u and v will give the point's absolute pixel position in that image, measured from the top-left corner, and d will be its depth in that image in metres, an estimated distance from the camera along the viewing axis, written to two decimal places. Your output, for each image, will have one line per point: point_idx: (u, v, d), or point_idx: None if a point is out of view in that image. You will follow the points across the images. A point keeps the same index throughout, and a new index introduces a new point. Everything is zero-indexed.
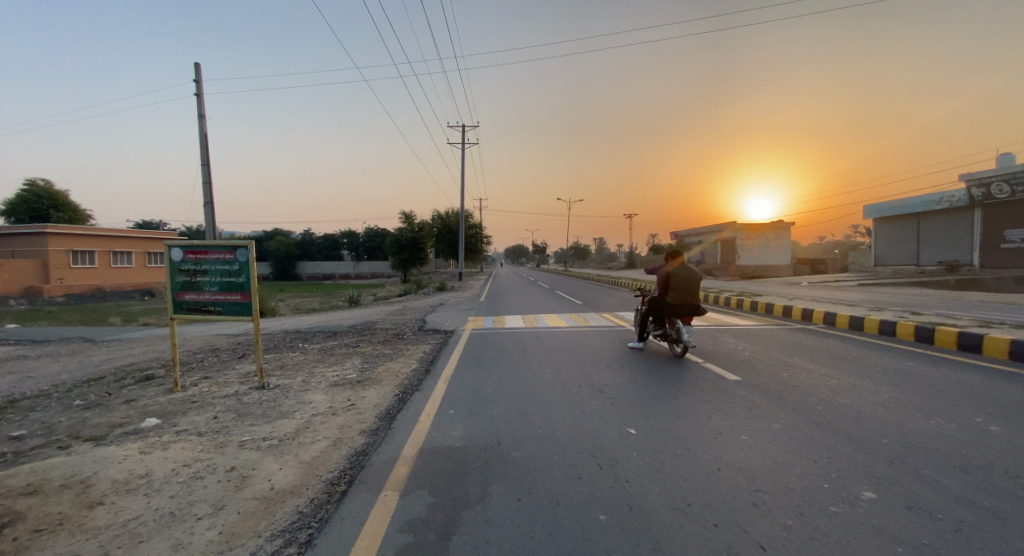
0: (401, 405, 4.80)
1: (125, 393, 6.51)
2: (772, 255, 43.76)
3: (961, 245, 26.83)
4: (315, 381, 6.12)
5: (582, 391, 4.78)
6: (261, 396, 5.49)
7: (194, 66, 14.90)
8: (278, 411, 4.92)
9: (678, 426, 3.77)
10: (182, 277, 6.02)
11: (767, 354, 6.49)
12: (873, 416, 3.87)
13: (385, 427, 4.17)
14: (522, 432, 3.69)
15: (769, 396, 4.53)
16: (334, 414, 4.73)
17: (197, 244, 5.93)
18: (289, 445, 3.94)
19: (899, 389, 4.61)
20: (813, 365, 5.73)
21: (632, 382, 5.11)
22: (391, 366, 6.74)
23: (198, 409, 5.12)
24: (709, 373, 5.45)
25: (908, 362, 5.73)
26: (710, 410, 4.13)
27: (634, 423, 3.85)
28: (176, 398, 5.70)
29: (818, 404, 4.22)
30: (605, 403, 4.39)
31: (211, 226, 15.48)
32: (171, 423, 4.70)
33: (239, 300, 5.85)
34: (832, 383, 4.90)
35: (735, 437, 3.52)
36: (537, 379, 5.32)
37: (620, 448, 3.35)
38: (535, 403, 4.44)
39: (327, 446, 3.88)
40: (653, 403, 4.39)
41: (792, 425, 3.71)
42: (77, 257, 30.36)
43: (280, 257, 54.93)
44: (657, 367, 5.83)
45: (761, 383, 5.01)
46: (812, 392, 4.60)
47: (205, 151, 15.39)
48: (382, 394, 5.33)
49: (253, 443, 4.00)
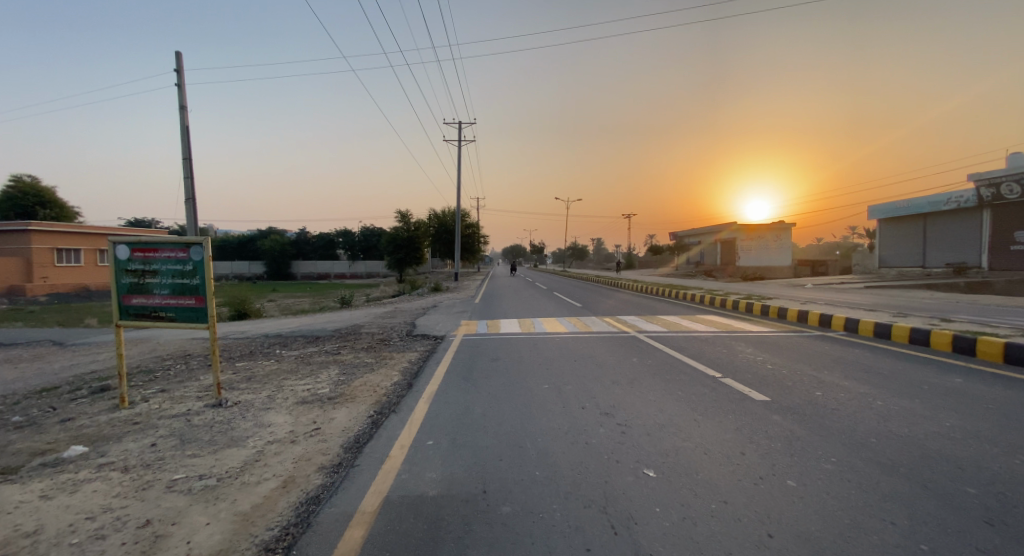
0: (373, 430, 4.08)
1: (68, 410, 5.71)
2: (771, 256, 43.25)
3: (969, 247, 26.19)
4: (282, 397, 5.38)
5: (585, 415, 4.10)
6: (214, 417, 4.74)
7: (174, 55, 14.16)
8: (229, 437, 4.18)
9: (705, 467, 3.04)
10: (129, 279, 5.26)
11: (794, 367, 5.76)
12: (942, 454, 3.18)
13: (348, 463, 3.43)
14: (513, 475, 2.97)
15: (807, 422, 3.82)
16: (293, 441, 4.01)
17: (146, 241, 5.20)
18: (227, 487, 3.19)
19: (961, 415, 3.89)
20: (849, 382, 5.00)
21: (645, 403, 4.41)
22: (369, 379, 6.01)
23: (136, 434, 4.37)
24: (731, 392, 4.72)
25: (955, 379, 5.02)
26: (743, 443, 3.43)
27: (652, 462, 3.12)
28: (118, 418, 4.93)
29: (871, 436, 3.51)
30: (614, 431, 3.70)
31: (192, 222, 14.69)
32: (97, 453, 3.95)
33: (193, 305, 5.13)
34: (876, 405, 4.21)
35: (780, 482, 2.82)
36: (534, 399, 4.62)
37: (637, 499, 2.65)
38: (532, 431, 3.75)
39: (278, 487, 3.17)
40: (672, 431, 3.68)
41: (849, 467, 3.01)
42: (61, 256, 29.48)
43: (274, 256, 53.60)
44: (670, 383, 5.11)
45: (795, 405, 4.28)
46: (857, 418, 3.90)
47: (186, 144, 14.63)
48: (354, 415, 4.60)
49: (185, 484, 3.26)
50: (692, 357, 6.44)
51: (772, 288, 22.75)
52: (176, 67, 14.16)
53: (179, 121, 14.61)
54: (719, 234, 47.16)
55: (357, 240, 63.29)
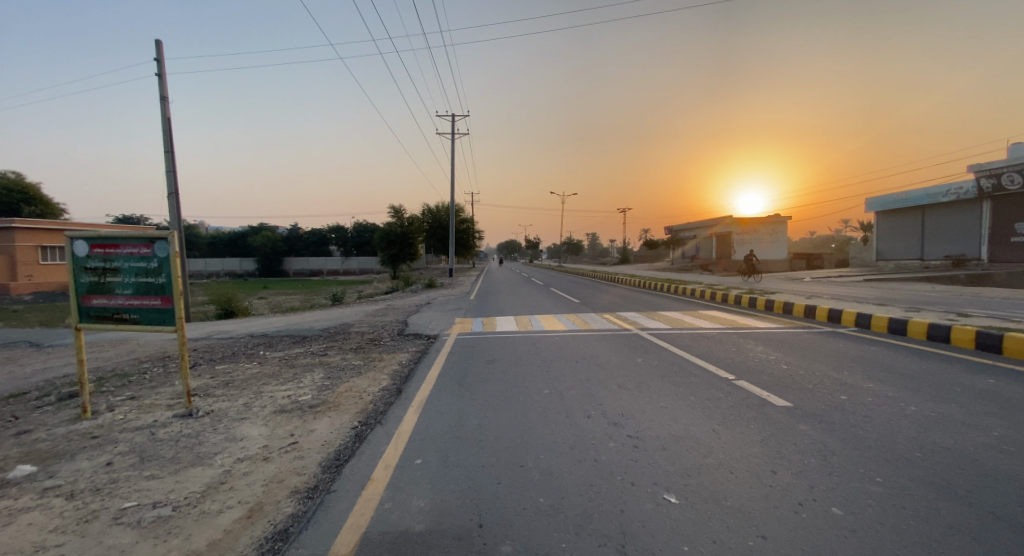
0: (355, 445, 3.66)
1: (27, 420, 5.23)
2: (766, 250, 43.08)
3: (968, 239, 26.00)
4: (259, 406, 4.94)
5: (591, 425, 3.71)
6: (183, 429, 4.30)
7: (154, 43, 13.54)
8: (195, 453, 3.75)
9: (734, 491, 2.64)
10: (89, 278, 4.80)
11: (810, 367, 5.39)
12: (1002, 471, 2.80)
13: (325, 487, 3.00)
14: (513, 504, 2.57)
15: (840, 433, 3.43)
16: (266, 458, 3.58)
17: (106, 235, 4.72)
18: (183, 519, 2.76)
19: (1007, 423, 3.52)
20: (873, 384, 4.64)
21: (656, 410, 4.02)
22: (355, 384, 5.56)
23: (92, 451, 3.92)
24: (749, 396, 4.33)
25: (986, 380, 4.66)
26: (771, 459, 3.03)
27: (672, 485, 2.71)
28: (77, 431, 4.47)
29: (915, 449, 3.12)
30: (625, 445, 3.31)
31: (175, 218, 14.12)
32: (45, 474, 3.51)
33: (159, 306, 4.67)
34: (909, 411, 3.84)
35: (823, 510, 2.43)
36: (535, 406, 4.21)
37: (660, 535, 2.24)
38: (534, 446, 3.33)
39: (242, 517, 2.74)
40: (690, 445, 3.28)
41: (900, 489, 2.62)
42: (46, 253, 28.72)
43: (265, 253, 52.64)
44: (680, 386, 4.74)
45: (821, 412, 3.89)
46: (893, 427, 3.51)
47: (168, 136, 14.06)
48: (336, 426, 4.17)
49: (135, 515, 2.83)
50: (701, 357, 6.06)
51: (795, 286, 19.56)
52: (156, 55, 13.57)
53: (160, 113, 14.05)
54: (713, 228, 46.92)
55: (350, 235, 62.43)
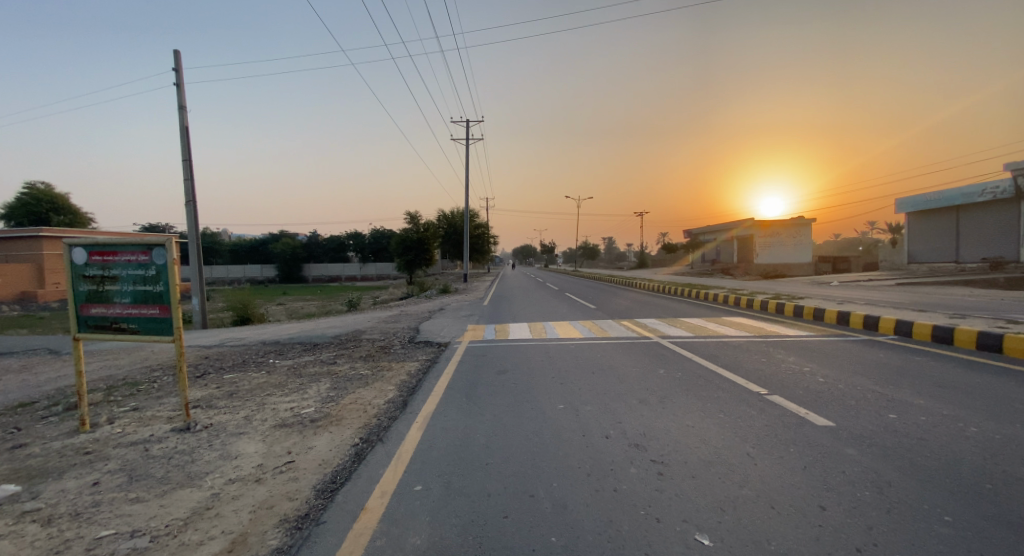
0: (354, 467, 3.38)
1: (27, 432, 5.11)
2: (788, 255, 41.69)
3: (1008, 240, 24.77)
4: (259, 419, 4.72)
5: (610, 447, 3.37)
6: (178, 445, 4.09)
7: (172, 54, 13.72)
8: (186, 473, 3.53)
9: (779, 532, 2.27)
10: (88, 286, 4.66)
11: (850, 380, 4.94)
12: None
13: (315, 515, 2.73)
14: (520, 543, 2.25)
15: (894, 459, 3.02)
16: (258, 480, 3.34)
17: (104, 243, 4.58)
18: (159, 552, 2.51)
19: None
20: (923, 400, 4.19)
21: (681, 430, 3.66)
22: (360, 396, 5.31)
23: (82, 468, 3.73)
24: (785, 414, 3.93)
25: None
26: (817, 491, 2.65)
27: (704, 523, 2.36)
28: (72, 446, 4.30)
29: (986, 481, 2.70)
30: (648, 471, 2.97)
31: (192, 226, 14.22)
32: (29, 495, 3.32)
33: (157, 315, 4.50)
34: (971, 433, 3.40)
35: None
36: (548, 424, 3.90)
37: None
38: (547, 472, 3.01)
39: (222, 550, 2.48)
40: (722, 472, 2.92)
41: (976, 532, 2.21)
42: None
43: (284, 259, 53.34)
44: (707, 402, 4.35)
45: (868, 433, 3.48)
46: (955, 452, 3.09)
47: (186, 144, 14.21)
48: (336, 443, 3.93)
49: (109, 546, 2.59)
50: (728, 368, 5.66)
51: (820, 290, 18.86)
52: (174, 66, 13.72)
53: (178, 122, 14.20)
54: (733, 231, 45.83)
55: (367, 242, 62.83)
